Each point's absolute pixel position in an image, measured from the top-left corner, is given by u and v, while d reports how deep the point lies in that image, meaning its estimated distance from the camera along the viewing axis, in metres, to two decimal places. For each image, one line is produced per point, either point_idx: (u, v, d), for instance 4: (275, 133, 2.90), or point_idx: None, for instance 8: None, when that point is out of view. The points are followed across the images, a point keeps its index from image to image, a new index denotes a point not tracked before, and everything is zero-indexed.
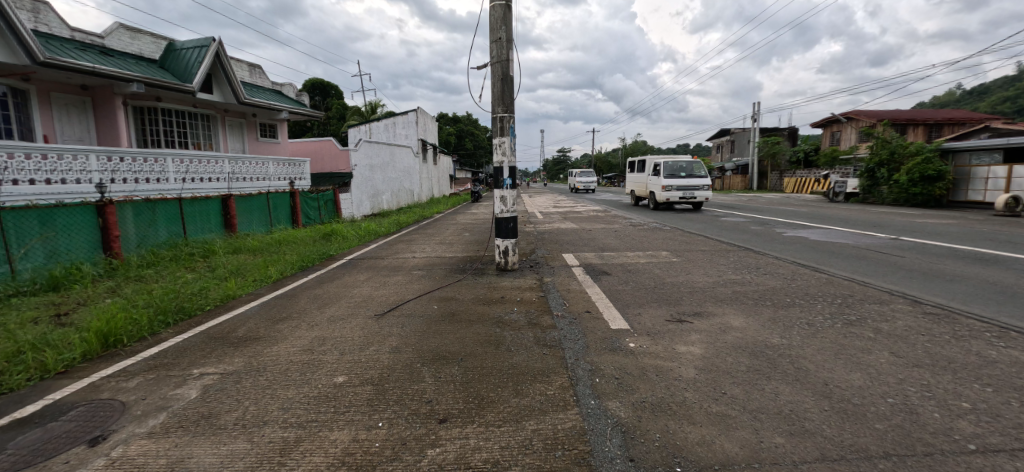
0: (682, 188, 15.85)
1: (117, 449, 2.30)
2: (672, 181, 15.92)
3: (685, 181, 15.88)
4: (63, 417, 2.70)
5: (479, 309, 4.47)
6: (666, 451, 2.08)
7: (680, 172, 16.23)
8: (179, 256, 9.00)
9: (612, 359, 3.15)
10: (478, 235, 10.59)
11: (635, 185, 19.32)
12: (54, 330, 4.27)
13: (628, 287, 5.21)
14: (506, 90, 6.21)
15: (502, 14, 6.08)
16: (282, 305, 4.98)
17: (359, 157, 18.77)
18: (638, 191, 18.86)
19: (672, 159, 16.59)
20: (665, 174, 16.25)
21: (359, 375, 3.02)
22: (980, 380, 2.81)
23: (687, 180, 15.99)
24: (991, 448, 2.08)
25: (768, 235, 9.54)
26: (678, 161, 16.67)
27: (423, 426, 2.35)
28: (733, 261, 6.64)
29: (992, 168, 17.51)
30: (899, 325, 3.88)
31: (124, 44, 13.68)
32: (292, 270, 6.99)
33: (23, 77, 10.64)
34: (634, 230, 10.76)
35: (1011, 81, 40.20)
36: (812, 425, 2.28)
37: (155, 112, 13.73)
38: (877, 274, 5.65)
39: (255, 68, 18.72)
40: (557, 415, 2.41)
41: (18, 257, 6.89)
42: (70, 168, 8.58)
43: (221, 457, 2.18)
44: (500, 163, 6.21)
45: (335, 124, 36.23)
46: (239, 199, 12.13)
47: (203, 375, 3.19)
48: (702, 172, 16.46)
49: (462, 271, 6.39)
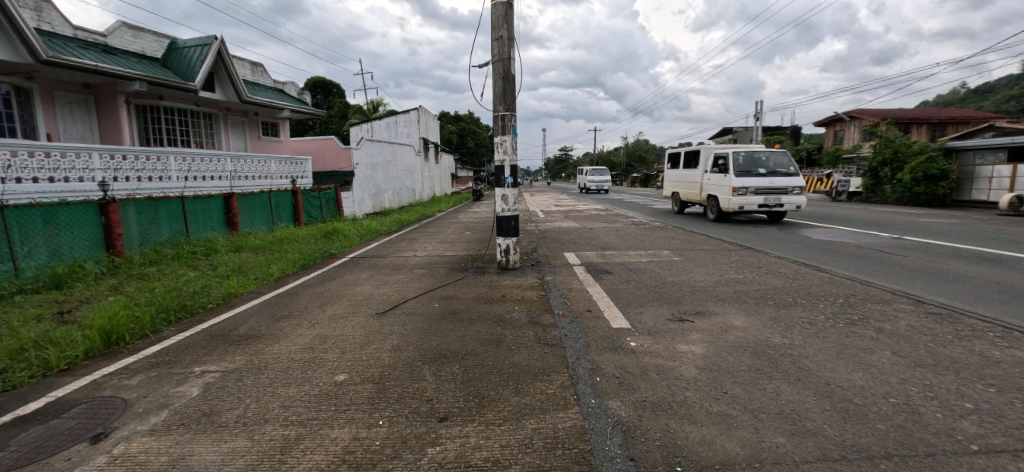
0: (760, 191, 11.10)
1: (118, 446, 2.31)
2: (746, 181, 11.08)
3: (767, 180, 11.01)
4: (65, 414, 2.71)
5: (479, 308, 4.46)
6: (667, 451, 2.08)
7: (757, 167, 11.35)
8: (181, 253, 9.01)
9: (613, 358, 3.15)
10: (479, 234, 10.59)
11: (681, 185, 14.43)
12: (56, 328, 4.28)
13: (630, 286, 5.20)
14: (508, 88, 6.19)
15: (504, 12, 6.06)
16: (284, 304, 4.99)
17: (361, 155, 18.72)
18: (686, 194, 14.03)
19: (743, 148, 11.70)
20: (734, 171, 11.37)
21: (359, 374, 3.02)
22: (983, 380, 2.80)
23: (770, 179, 11.05)
24: (993, 448, 2.07)
25: (771, 234, 9.50)
26: (752, 151, 11.70)
27: (424, 425, 2.35)
28: (735, 260, 6.62)
29: (996, 166, 17.41)
30: (902, 324, 3.86)
31: (127, 42, 13.70)
32: (293, 268, 6.99)
33: (25, 75, 10.66)
34: (636, 229, 10.73)
35: (1015, 79, 40.03)
36: (813, 425, 2.27)
37: (157, 111, 13.75)
38: (880, 274, 5.62)
39: (258, 66, 18.74)
40: (558, 414, 2.41)
41: (22, 255, 6.92)
42: (73, 166, 8.62)
43: (222, 455, 2.18)
44: (502, 162, 6.20)
45: (337, 123, 36.27)
46: (241, 197, 12.14)
47: (205, 373, 3.20)
48: (787, 167, 11.54)
49: (463, 270, 6.39)
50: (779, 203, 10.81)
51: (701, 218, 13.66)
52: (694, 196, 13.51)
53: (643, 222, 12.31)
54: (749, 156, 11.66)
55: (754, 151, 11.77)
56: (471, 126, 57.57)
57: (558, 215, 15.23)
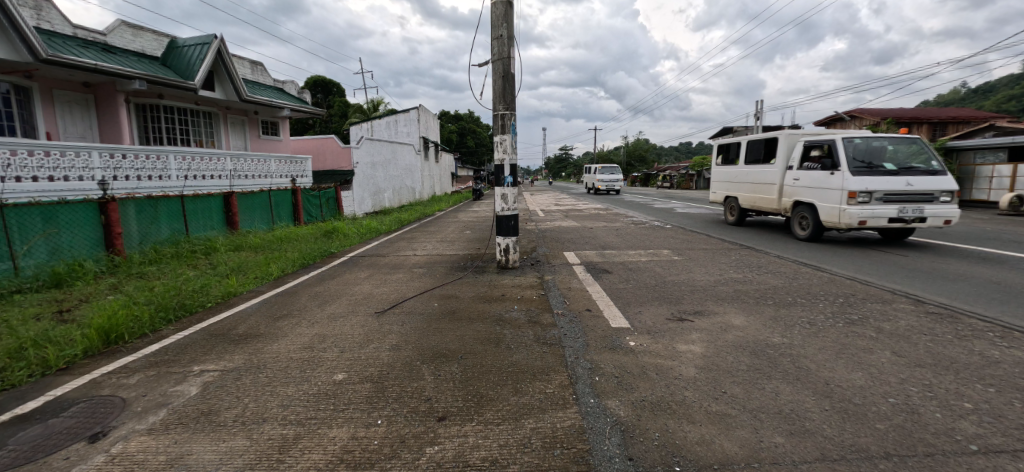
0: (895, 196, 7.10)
1: (116, 445, 2.30)
2: (870, 181, 7.15)
3: (903, 182, 7.11)
4: (63, 413, 2.70)
5: (479, 307, 4.45)
6: (665, 450, 2.07)
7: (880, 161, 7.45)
8: (181, 252, 9.01)
9: (612, 358, 3.15)
10: (479, 233, 10.58)
11: (738, 187, 10.67)
12: (54, 327, 4.27)
13: (629, 286, 5.20)
14: (507, 87, 6.18)
15: (504, 11, 6.05)
16: (283, 303, 4.98)
17: (361, 154, 18.71)
18: (748, 200, 10.23)
19: (855, 135, 7.82)
20: (847, 165, 7.44)
21: (359, 373, 3.02)
22: (983, 380, 2.79)
23: (905, 181, 7.16)
24: (993, 449, 2.07)
25: (771, 234, 9.50)
26: (870, 137, 7.78)
27: (422, 425, 2.34)
28: (735, 259, 6.61)
29: (996, 166, 17.43)
30: (901, 324, 3.85)
31: (126, 41, 13.68)
32: (293, 267, 6.99)
33: (25, 74, 10.65)
34: (636, 228, 10.72)
35: (1016, 79, 40.01)
36: (813, 425, 2.27)
37: (157, 110, 13.74)
38: (880, 273, 5.62)
39: (257, 65, 18.73)
40: (556, 414, 2.41)
41: (21, 254, 6.92)
42: (72, 165, 8.61)
43: (220, 454, 2.18)
44: (502, 161, 6.20)
45: (337, 123, 36.25)
46: (240, 196, 12.13)
47: (203, 372, 3.19)
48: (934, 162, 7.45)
49: (463, 269, 6.39)
50: (913, 217, 7.05)
51: (775, 232, 9.81)
52: (765, 204, 9.63)
53: (643, 221, 12.29)
54: (868, 143, 7.71)
55: (876, 137, 7.81)
56: (471, 125, 57.52)
57: (558, 214, 15.24)
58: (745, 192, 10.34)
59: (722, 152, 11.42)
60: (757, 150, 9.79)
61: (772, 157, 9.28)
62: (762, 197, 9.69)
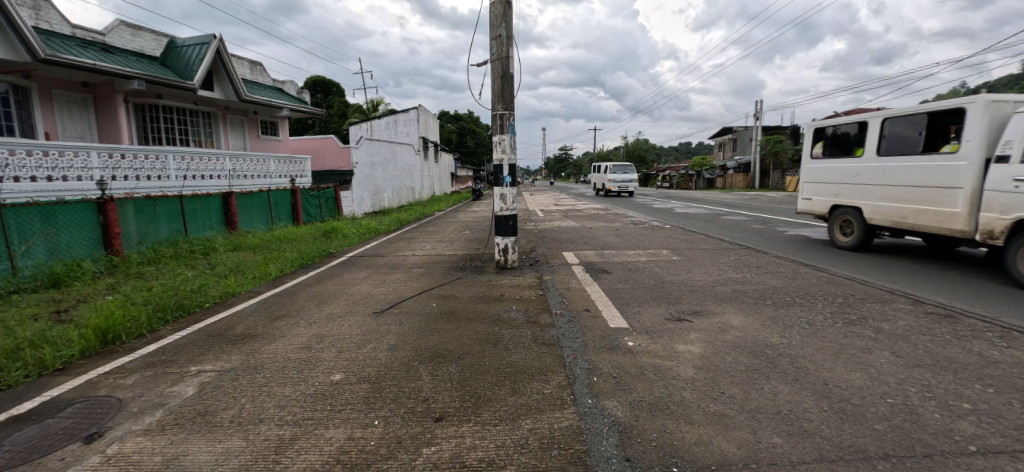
0: None
1: (112, 446, 2.29)
2: None
3: None
4: (59, 414, 2.69)
5: (477, 307, 4.45)
6: (663, 451, 2.07)
7: None
8: (179, 253, 9.00)
9: (611, 358, 3.14)
10: (479, 233, 10.57)
11: (861, 192, 6.91)
12: (52, 328, 4.25)
13: (628, 286, 5.19)
14: (506, 87, 6.17)
15: (502, 10, 6.04)
16: (281, 303, 4.97)
17: (360, 154, 18.70)
18: (890, 214, 6.45)
19: None
20: None
21: (356, 373, 3.01)
22: (982, 381, 2.79)
23: None
24: (992, 449, 2.06)
25: (810, 242, 8.20)
26: None
27: (419, 425, 2.34)
28: (734, 259, 6.61)
29: None
30: (901, 324, 3.85)
31: (125, 41, 13.66)
32: (291, 268, 6.98)
33: (23, 74, 10.63)
34: (635, 228, 10.71)
35: (1015, 80, 40.05)
36: (812, 425, 2.26)
37: (156, 110, 13.73)
38: (879, 274, 5.62)
39: (257, 65, 18.71)
40: (554, 414, 2.40)
41: (19, 254, 6.89)
42: (71, 165, 8.61)
43: (216, 455, 2.17)
44: (501, 161, 6.19)
45: (336, 123, 36.25)
46: (239, 197, 12.11)
47: (201, 372, 3.19)
48: None
49: (462, 269, 6.37)
50: None
51: (944, 268, 5.97)
52: (933, 219, 5.85)
53: (642, 221, 12.29)
54: None
55: None
56: (470, 126, 57.46)
57: (558, 214, 15.25)
58: (873, 201, 6.71)
59: (823, 139, 7.68)
60: (908, 136, 6.17)
61: (955, 141, 5.55)
62: (920, 209, 6.02)
